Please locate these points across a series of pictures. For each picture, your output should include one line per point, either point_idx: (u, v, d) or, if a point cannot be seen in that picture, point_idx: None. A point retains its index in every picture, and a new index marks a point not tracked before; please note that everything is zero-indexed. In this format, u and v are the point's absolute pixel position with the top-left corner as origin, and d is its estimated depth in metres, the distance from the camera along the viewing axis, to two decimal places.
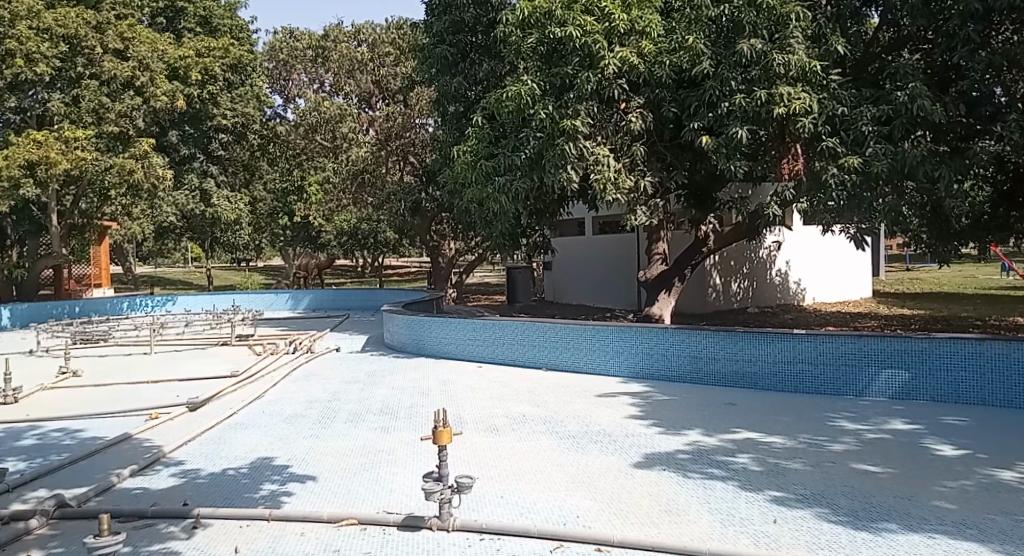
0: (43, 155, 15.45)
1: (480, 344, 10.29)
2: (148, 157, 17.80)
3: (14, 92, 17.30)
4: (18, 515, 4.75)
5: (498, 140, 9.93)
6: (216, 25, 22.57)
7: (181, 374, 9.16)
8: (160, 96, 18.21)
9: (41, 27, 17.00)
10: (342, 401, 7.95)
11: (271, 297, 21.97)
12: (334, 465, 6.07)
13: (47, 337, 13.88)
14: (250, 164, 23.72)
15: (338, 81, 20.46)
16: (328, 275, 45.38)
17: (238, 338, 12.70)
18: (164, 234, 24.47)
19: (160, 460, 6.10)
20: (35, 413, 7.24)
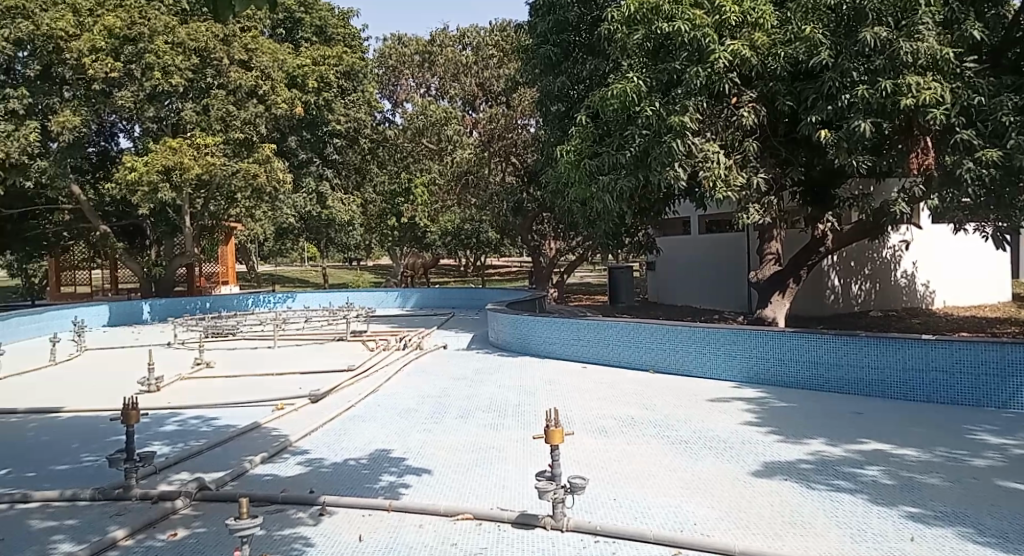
0: (178, 161, 16.67)
1: (584, 344, 10.28)
2: (270, 162, 18.63)
3: (153, 103, 18.10)
4: (166, 495, 5.42)
5: (603, 139, 9.76)
6: (330, 34, 23.64)
7: (303, 368, 9.62)
8: (280, 103, 19.14)
9: (175, 41, 18.03)
10: (451, 396, 8.10)
11: (382, 294, 22.79)
12: (448, 460, 6.24)
13: (182, 330, 14.95)
14: (361, 167, 24.97)
15: (444, 85, 21.13)
16: (434, 274, 46.91)
17: (353, 333, 13.22)
18: (284, 235, 26.00)
19: (287, 449, 6.52)
20: (175, 401, 7.77)
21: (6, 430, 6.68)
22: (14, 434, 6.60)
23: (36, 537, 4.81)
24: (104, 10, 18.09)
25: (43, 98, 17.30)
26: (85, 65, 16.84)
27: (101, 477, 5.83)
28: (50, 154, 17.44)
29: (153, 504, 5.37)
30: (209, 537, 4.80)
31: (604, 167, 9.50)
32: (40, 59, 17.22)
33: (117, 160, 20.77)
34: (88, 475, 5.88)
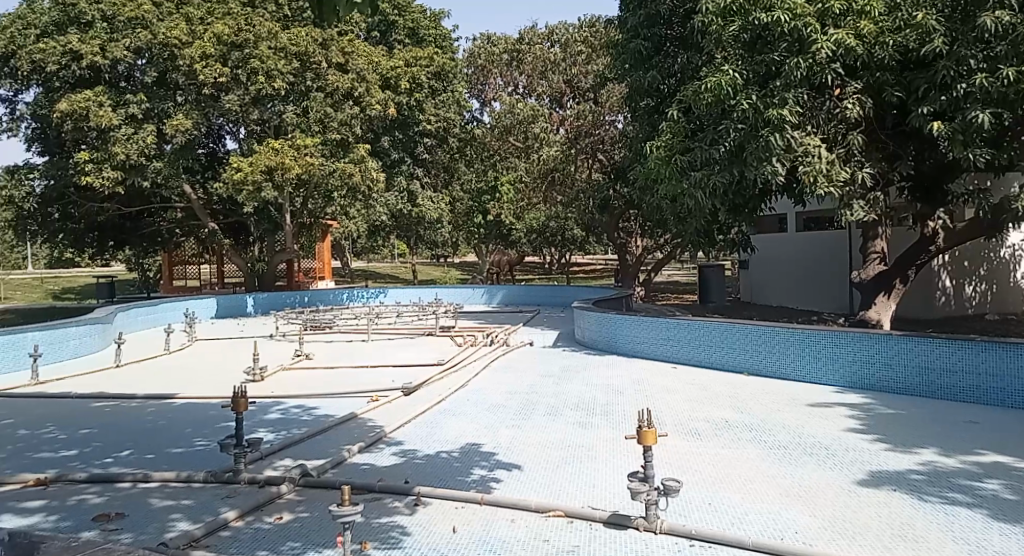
0: (279, 161, 17.41)
1: (674, 344, 10.14)
2: (364, 162, 19.23)
3: (257, 106, 18.83)
4: (272, 480, 5.71)
5: (695, 134, 9.65)
6: (422, 35, 24.24)
7: (395, 361, 9.89)
8: (374, 105, 19.66)
9: (278, 45, 18.74)
10: (539, 393, 8.14)
11: (468, 291, 23.16)
12: (538, 456, 6.27)
13: (282, 322, 15.68)
14: (449, 166, 25.10)
15: (531, 82, 22.14)
16: (519, 271, 47.64)
17: (442, 328, 13.50)
18: (376, 234, 26.90)
19: (382, 439, 6.71)
20: (278, 391, 8.15)
21: (129, 413, 7.18)
22: (136, 417, 7.08)
23: (157, 515, 5.16)
24: (213, 17, 18.88)
25: (159, 104, 18.52)
26: (196, 71, 17.68)
27: (213, 460, 6.17)
28: (164, 156, 18.32)
29: (260, 488, 5.67)
30: (312, 522, 5.03)
31: (696, 162, 9.22)
32: (157, 66, 18.43)
33: (224, 160, 22.26)
34: (201, 458, 6.23)
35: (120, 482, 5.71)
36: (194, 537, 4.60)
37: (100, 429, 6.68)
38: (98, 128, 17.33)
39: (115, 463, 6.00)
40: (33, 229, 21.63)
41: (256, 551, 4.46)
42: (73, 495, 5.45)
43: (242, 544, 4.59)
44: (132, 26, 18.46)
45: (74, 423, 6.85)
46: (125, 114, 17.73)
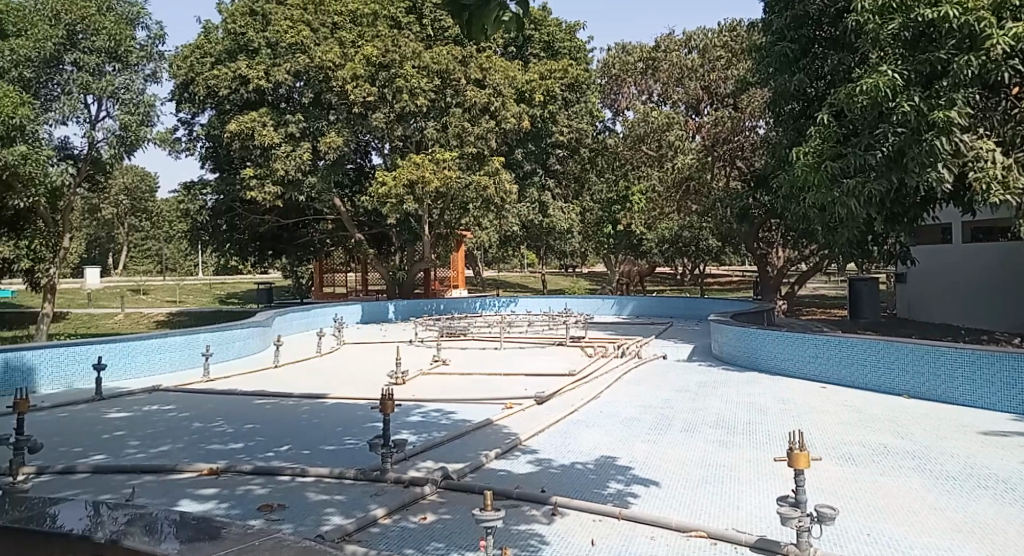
0: (420, 175, 18.00)
1: (821, 362, 9.64)
2: (498, 173, 19.43)
3: (401, 123, 19.88)
4: (416, 481, 5.91)
5: (848, 139, 9.37)
6: (557, 48, 24.65)
7: (528, 370, 10.03)
8: (509, 118, 19.83)
9: (421, 64, 19.47)
10: (675, 407, 7.98)
11: (598, 302, 23.23)
12: (677, 473, 6.11)
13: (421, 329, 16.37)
14: (580, 176, 25.92)
15: (666, 90, 22.38)
16: (651, 283, 47.61)
17: (572, 338, 13.55)
18: (509, 242, 27.74)
19: (518, 447, 6.79)
20: (420, 394, 8.49)
21: (287, 411, 7.72)
22: (292, 414, 7.59)
23: (312, 507, 5.49)
24: (363, 40, 19.91)
25: (315, 122, 19.60)
26: (346, 92, 18.80)
27: (361, 459, 6.49)
28: (318, 171, 19.70)
29: (405, 488, 5.91)
30: (454, 524, 5.17)
31: (849, 169, 9.05)
32: (313, 87, 19.54)
33: (369, 175, 23.18)
34: (350, 456, 6.57)
35: (281, 475, 6.13)
36: (347, 531, 4.86)
37: (263, 424, 7.24)
38: (262, 146, 18.93)
39: (276, 457, 6.46)
40: (205, 238, 24.23)
41: (403, 549, 4.64)
42: (241, 485, 5.91)
43: (390, 542, 4.79)
44: (293, 51, 19.53)
45: (240, 417, 7.47)
46: (285, 133, 19.09)
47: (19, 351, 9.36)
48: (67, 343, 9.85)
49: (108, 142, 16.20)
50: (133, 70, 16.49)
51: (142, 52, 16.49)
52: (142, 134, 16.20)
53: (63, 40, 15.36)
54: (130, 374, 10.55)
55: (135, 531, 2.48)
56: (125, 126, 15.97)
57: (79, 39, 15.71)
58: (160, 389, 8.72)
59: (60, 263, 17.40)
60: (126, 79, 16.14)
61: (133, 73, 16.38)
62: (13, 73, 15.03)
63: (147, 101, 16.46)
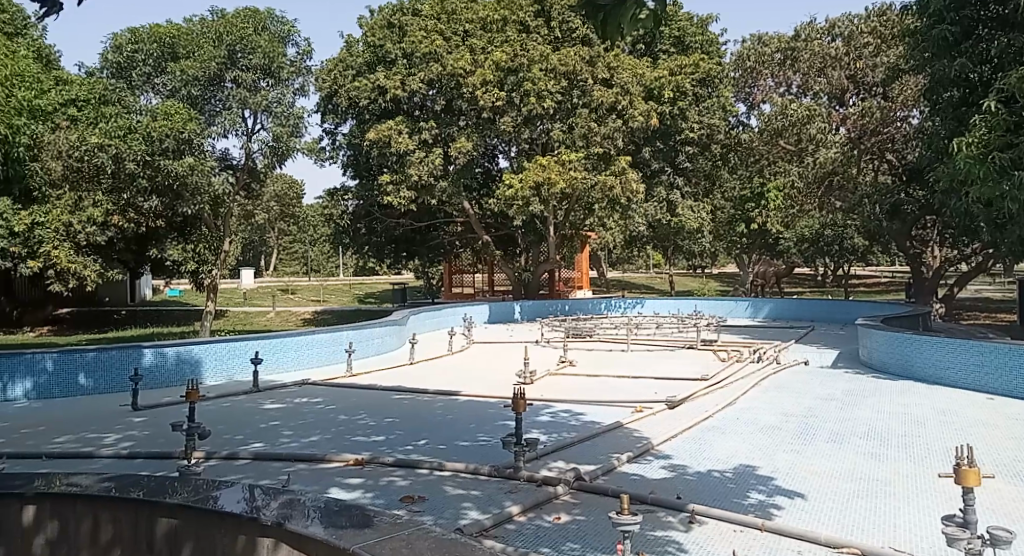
0: (547, 177, 18.21)
1: (988, 372, 8.76)
2: (625, 173, 19.23)
3: (529, 126, 20.33)
4: (549, 481, 5.92)
5: (1019, 126, 8.82)
6: (689, 42, 24.43)
7: (659, 373, 9.85)
8: (637, 116, 19.76)
9: (549, 67, 19.56)
10: (820, 417, 7.54)
11: (731, 304, 22.45)
12: (824, 485, 5.74)
13: (549, 330, 16.49)
14: (711, 173, 25.14)
15: (807, 81, 21.45)
16: (788, 284, 45.80)
17: (704, 341, 13.17)
18: (636, 242, 27.70)
19: (650, 452, 6.66)
20: (549, 394, 8.57)
21: (423, 407, 8.01)
22: (428, 410, 7.86)
23: (451, 501, 5.63)
24: (493, 46, 20.58)
25: (447, 128, 20.35)
26: (477, 97, 19.42)
27: (495, 455, 6.60)
28: (449, 175, 20.36)
29: (538, 486, 5.94)
30: (588, 525, 5.12)
31: (1021, 159, 8.46)
32: (445, 95, 20.40)
33: (497, 177, 24.00)
34: (484, 453, 6.69)
35: (420, 468, 6.35)
36: (485, 527, 4.93)
37: (401, 419, 7.55)
38: (398, 152, 19.83)
39: (415, 450, 6.70)
40: (346, 241, 25.80)
41: (539, 547, 4.65)
42: (384, 476, 6.18)
43: (525, 539, 4.81)
44: (427, 60, 20.37)
45: (381, 411, 7.83)
46: (419, 139, 19.91)
47: (188, 346, 10.39)
48: (227, 339, 10.76)
49: (262, 153, 17.21)
50: (284, 85, 17.34)
51: (292, 67, 17.47)
52: (291, 144, 17.07)
53: (224, 59, 16.74)
54: (281, 367, 11.39)
55: (294, 514, 2.64)
56: (277, 137, 16.87)
57: (238, 57, 16.88)
58: (308, 382, 9.33)
59: (220, 266, 18.47)
60: (279, 93, 16.96)
61: (284, 87, 17.25)
62: (185, 92, 16.78)
63: (297, 113, 17.21)
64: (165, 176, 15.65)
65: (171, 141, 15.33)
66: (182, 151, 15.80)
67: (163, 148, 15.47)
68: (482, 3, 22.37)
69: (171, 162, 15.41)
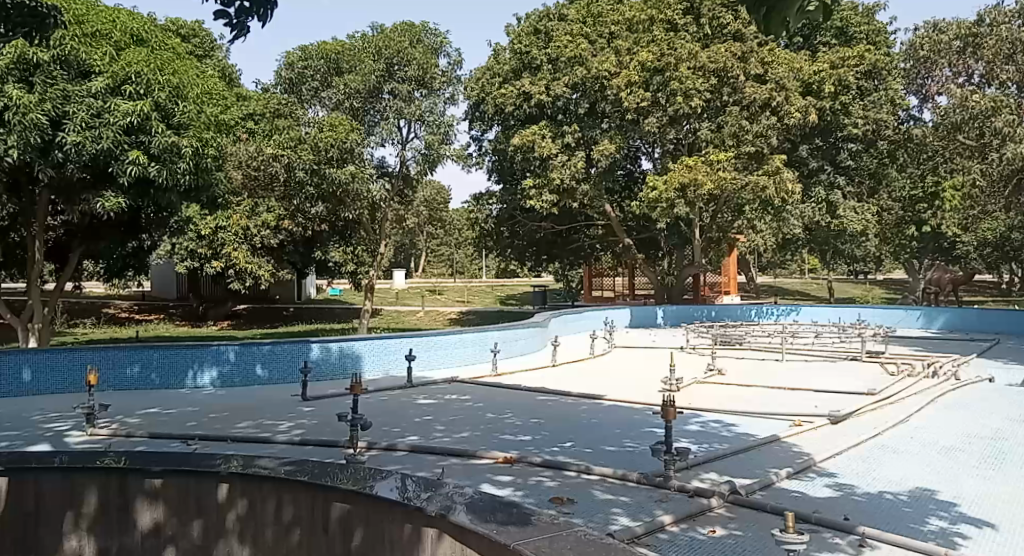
0: (693, 178, 17.87)
1: None
2: (780, 172, 18.41)
3: (674, 126, 20.01)
4: (702, 492, 5.69)
5: None
6: (852, 33, 23.46)
7: (819, 386, 9.33)
8: (794, 112, 18.82)
9: (697, 65, 19.02)
10: (1013, 441, 6.78)
11: (900, 313, 21.02)
12: (1020, 516, 5.10)
13: (694, 336, 16.09)
14: (877, 172, 24.24)
15: (991, 69, 19.37)
16: (964, 291, 41.85)
17: (868, 353, 12.30)
18: (790, 245, 26.96)
19: (812, 468, 6.28)
20: (698, 403, 8.39)
21: (568, 409, 8.07)
22: (575, 413, 7.89)
23: (601, 506, 5.56)
24: (639, 46, 20.05)
25: (590, 131, 20.62)
26: (621, 99, 19.33)
27: (643, 462, 6.47)
28: (591, 178, 20.58)
29: (690, 498, 5.72)
30: (747, 541, 4.85)
31: None
32: (589, 98, 20.62)
33: (640, 180, 23.97)
34: (631, 459, 6.59)
35: (568, 470, 6.36)
36: (636, 534, 4.82)
37: (547, 420, 7.62)
38: (541, 157, 20.24)
39: (562, 452, 6.73)
40: (490, 244, 26.61)
41: None
42: (532, 476, 6.24)
43: (679, 550, 4.64)
44: (573, 64, 20.73)
45: (528, 412, 7.95)
46: (562, 143, 20.28)
47: (350, 342, 11.14)
48: (383, 335, 11.45)
49: (416, 161, 18.47)
50: (436, 94, 18.53)
51: (443, 78, 18.59)
52: (441, 151, 18.11)
53: (382, 72, 17.90)
54: (430, 363, 11.99)
55: (461, 508, 2.90)
56: (429, 145, 17.94)
57: (395, 70, 18.12)
58: (458, 380, 9.67)
59: (377, 267, 19.65)
60: (430, 104, 18.10)
61: (435, 97, 18.38)
62: (347, 104, 17.95)
63: (447, 121, 18.27)
64: (330, 184, 16.85)
65: (335, 150, 16.36)
66: (345, 160, 16.87)
67: (328, 157, 16.57)
68: (629, 4, 22.12)
69: (335, 170, 16.51)
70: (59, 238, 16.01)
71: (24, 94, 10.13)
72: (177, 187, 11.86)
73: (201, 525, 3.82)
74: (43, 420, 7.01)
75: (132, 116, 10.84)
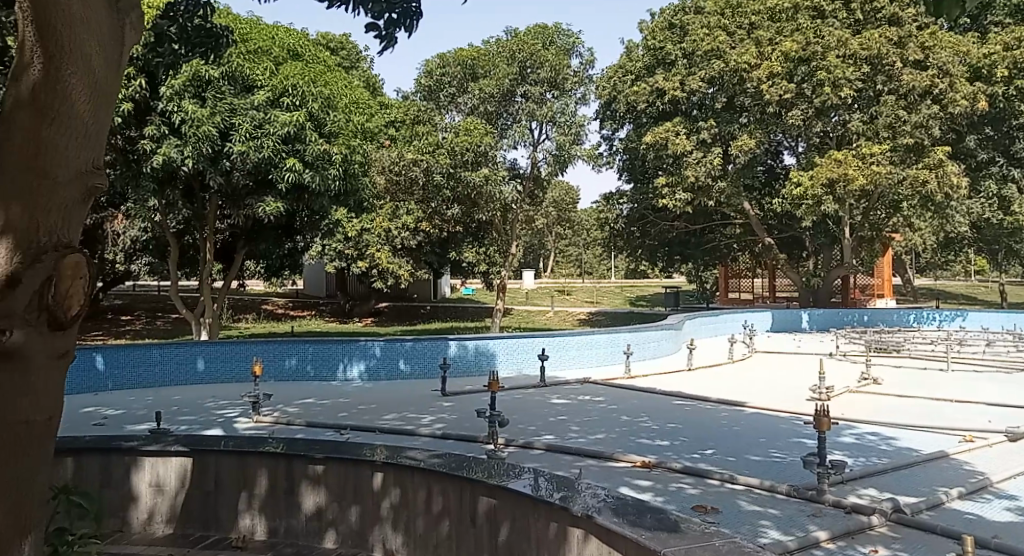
0: (843, 173, 16.93)
1: None
2: (943, 165, 17.57)
3: (821, 117, 18.82)
4: (860, 508, 5.26)
5: None
6: None
7: (992, 399, 8.55)
8: (959, 100, 17.78)
9: (848, 52, 18.22)
10: None
11: None
12: None
13: (843, 343, 15.23)
14: None
15: None
16: None
17: None
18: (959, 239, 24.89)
19: (988, 490, 5.72)
20: (852, 414, 7.97)
21: (707, 415, 7.86)
22: (715, 420, 7.68)
23: (747, 517, 5.32)
24: (782, 36, 19.46)
25: (727, 127, 19.88)
26: (763, 91, 18.57)
27: (793, 475, 6.14)
28: (729, 175, 20.14)
29: (846, 514, 5.32)
30: None
31: None
32: (727, 92, 19.80)
33: (781, 176, 23.36)
34: (778, 470, 6.29)
35: (710, 478, 6.13)
36: (789, 549, 4.54)
37: (686, 425, 7.46)
38: (675, 154, 19.97)
39: (703, 460, 6.54)
40: (620, 244, 26.50)
41: None
42: (673, 482, 6.08)
43: None
44: (709, 58, 20.17)
45: (665, 416, 7.83)
46: (698, 140, 19.90)
47: (484, 340, 11.49)
48: (518, 335, 11.69)
49: (547, 162, 18.80)
50: (568, 94, 18.68)
51: (575, 78, 18.63)
52: (572, 152, 18.30)
53: (516, 75, 18.32)
54: (563, 363, 12.11)
55: None
56: (560, 146, 18.27)
57: (528, 72, 18.42)
58: (592, 381, 9.72)
59: (508, 267, 20.07)
60: (562, 104, 18.34)
61: (567, 97, 18.53)
62: (482, 109, 18.64)
63: (579, 121, 18.33)
64: (465, 186, 17.51)
65: (470, 153, 16.82)
66: (480, 163, 17.41)
67: (463, 160, 17.15)
68: None
69: (469, 173, 17.11)
70: (227, 241, 17.68)
71: (198, 107, 11.25)
72: (328, 193, 12.85)
73: (359, 510, 4.38)
74: (215, 406, 7.74)
75: (289, 126, 11.80)
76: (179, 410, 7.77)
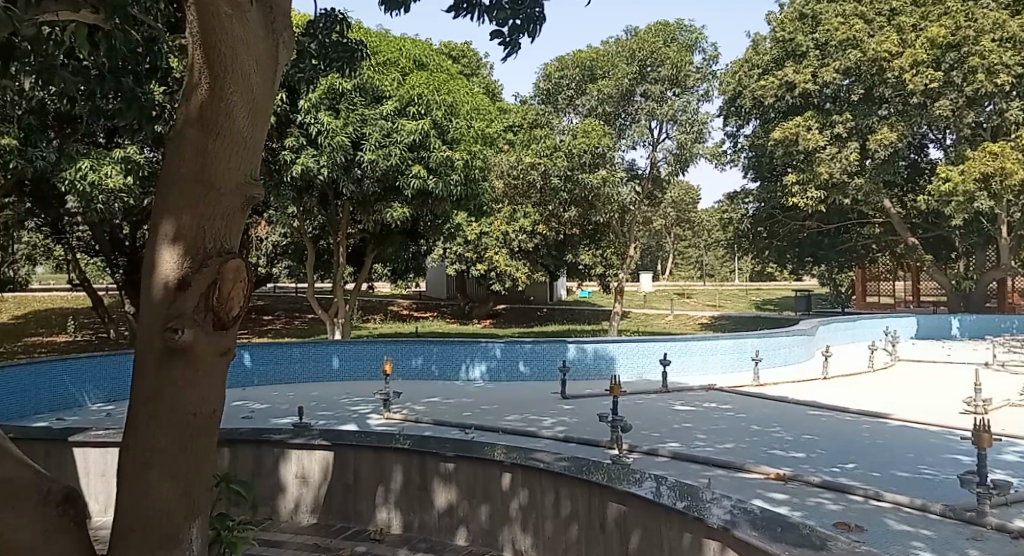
0: (1000, 166, 15.48)
1: None
2: None
3: (973, 108, 17.47)
4: None
5: None
6: None
7: None
8: None
9: (1006, 35, 16.85)
10: None
11: None
12: None
13: (1004, 353, 13.90)
14: None
15: None
16: None
17: None
18: None
19: None
20: (1014, 429, 7.32)
21: (847, 427, 7.44)
22: (855, 433, 7.25)
23: (896, 536, 4.85)
24: (927, 21, 18.10)
25: (865, 119, 18.76)
26: (906, 81, 17.39)
27: (948, 494, 5.63)
28: (866, 171, 19.05)
29: (1014, 539, 4.73)
30: None
31: None
32: (865, 83, 18.79)
33: (928, 171, 21.79)
34: (927, 488, 5.79)
35: (852, 494, 5.69)
36: None
37: (823, 438, 7.09)
38: (807, 151, 19.11)
39: (843, 474, 6.14)
40: (746, 246, 25.61)
41: None
42: (811, 496, 5.71)
43: None
44: (845, 48, 19.00)
45: (798, 427, 7.51)
46: (832, 135, 18.95)
47: (604, 344, 11.54)
48: (638, 339, 11.64)
49: (667, 162, 18.54)
50: (690, 92, 18.23)
51: (697, 74, 18.18)
52: (694, 150, 17.90)
53: (635, 74, 18.17)
54: (687, 369, 11.89)
55: None
56: (681, 145, 17.94)
57: (648, 71, 18.20)
58: (717, 387, 9.58)
59: (627, 270, 19.84)
60: (683, 101, 17.92)
61: (689, 94, 18.11)
62: (600, 110, 18.60)
63: (701, 119, 17.94)
64: (582, 189, 17.59)
65: (588, 155, 17.05)
66: (597, 164, 17.42)
67: (581, 163, 17.28)
68: None
69: (587, 175, 17.17)
70: (358, 246, 18.76)
71: (333, 119, 11.92)
72: (450, 198, 13.18)
73: (489, 509, 4.46)
74: (349, 402, 8.18)
75: (415, 134, 12.28)
76: (318, 405, 8.30)
